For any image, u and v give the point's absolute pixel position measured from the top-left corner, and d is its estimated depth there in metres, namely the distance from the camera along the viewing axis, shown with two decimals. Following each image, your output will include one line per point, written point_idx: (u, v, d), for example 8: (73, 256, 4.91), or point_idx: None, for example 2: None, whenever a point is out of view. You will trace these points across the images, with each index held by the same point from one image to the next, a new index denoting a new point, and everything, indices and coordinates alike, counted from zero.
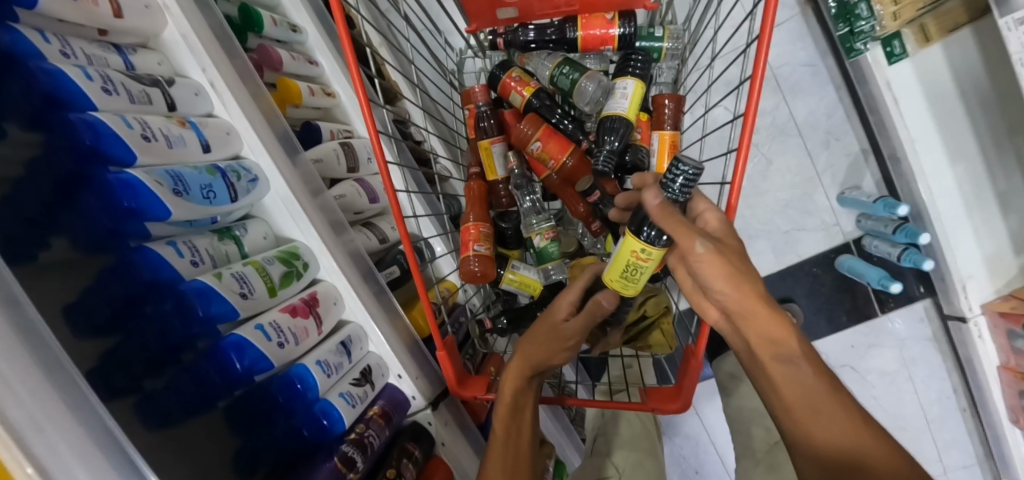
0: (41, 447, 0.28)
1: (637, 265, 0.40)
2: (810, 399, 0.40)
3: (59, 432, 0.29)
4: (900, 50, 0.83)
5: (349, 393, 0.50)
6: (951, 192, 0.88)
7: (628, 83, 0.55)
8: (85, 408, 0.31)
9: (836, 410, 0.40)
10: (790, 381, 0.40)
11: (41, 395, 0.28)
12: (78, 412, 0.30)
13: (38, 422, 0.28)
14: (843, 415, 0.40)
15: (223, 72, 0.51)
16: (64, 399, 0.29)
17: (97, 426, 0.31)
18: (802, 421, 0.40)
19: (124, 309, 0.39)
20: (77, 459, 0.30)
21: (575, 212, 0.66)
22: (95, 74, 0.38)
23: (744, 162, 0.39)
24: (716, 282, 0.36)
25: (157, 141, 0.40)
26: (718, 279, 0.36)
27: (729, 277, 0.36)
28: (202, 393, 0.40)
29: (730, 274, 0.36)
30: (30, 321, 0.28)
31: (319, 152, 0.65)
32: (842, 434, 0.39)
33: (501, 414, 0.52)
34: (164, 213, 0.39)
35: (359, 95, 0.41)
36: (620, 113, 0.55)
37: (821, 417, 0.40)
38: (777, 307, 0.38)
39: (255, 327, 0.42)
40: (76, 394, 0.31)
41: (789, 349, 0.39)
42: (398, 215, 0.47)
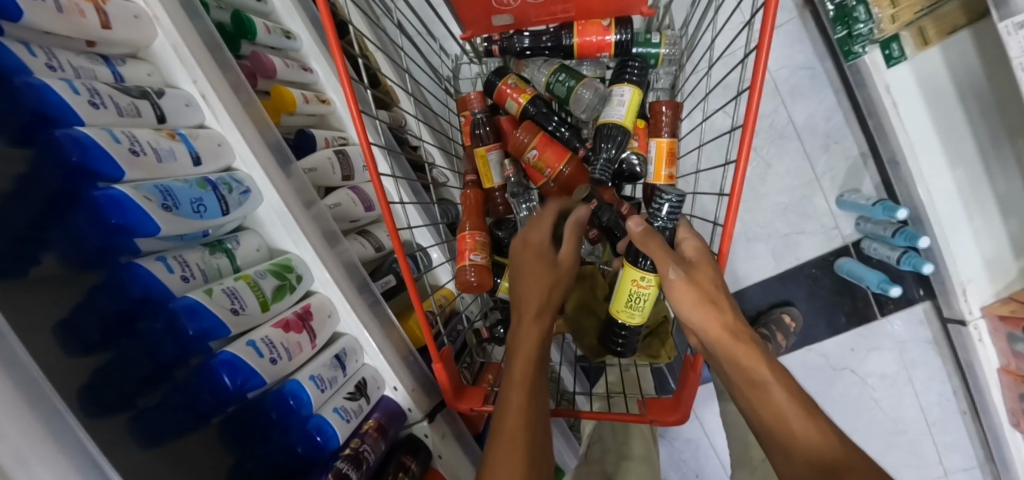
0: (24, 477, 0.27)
1: (637, 292, 0.47)
2: (774, 405, 0.39)
3: (42, 462, 0.28)
4: (899, 53, 0.82)
5: (343, 408, 0.49)
6: (950, 195, 0.87)
7: (625, 90, 0.55)
8: (68, 434, 0.30)
9: (801, 415, 0.38)
10: (753, 386, 0.40)
11: (25, 424, 0.27)
12: (61, 441, 0.30)
13: (22, 452, 0.27)
14: (807, 418, 0.38)
15: (215, 83, 0.50)
16: (48, 426, 0.29)
17: (81, 454, 0.31)
18: (771, 429, 0.39)
19: (116, 327, 0.38)
20: None
21: None
22: (82, 87, 0.37)
23: (742, 174, 0.39)
24: (686, 307, 0.40)
25: (145, 155, 0.40)
26: (691, 308, 0.40)
27: (701, 303, 0.40)
28: (192, 412, 0.40)
29: (700, 301, 0.40)
30: (12, 349, 0.28)
31: (313, 161, 0.64)
32: (810, 439, 0.36)
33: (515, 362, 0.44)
34: (154, 229, 0.38)
35: (350, 105, 0.42)
36: (617, 121, 0.55)
37: (787, 421, 0.38)
38: (750, 337, 0.40)
39: (247, 343, 0.42)
40: (61, 420, 0.30)
41: (746, 360, 0.39)
42: (392, 227, 0.46)
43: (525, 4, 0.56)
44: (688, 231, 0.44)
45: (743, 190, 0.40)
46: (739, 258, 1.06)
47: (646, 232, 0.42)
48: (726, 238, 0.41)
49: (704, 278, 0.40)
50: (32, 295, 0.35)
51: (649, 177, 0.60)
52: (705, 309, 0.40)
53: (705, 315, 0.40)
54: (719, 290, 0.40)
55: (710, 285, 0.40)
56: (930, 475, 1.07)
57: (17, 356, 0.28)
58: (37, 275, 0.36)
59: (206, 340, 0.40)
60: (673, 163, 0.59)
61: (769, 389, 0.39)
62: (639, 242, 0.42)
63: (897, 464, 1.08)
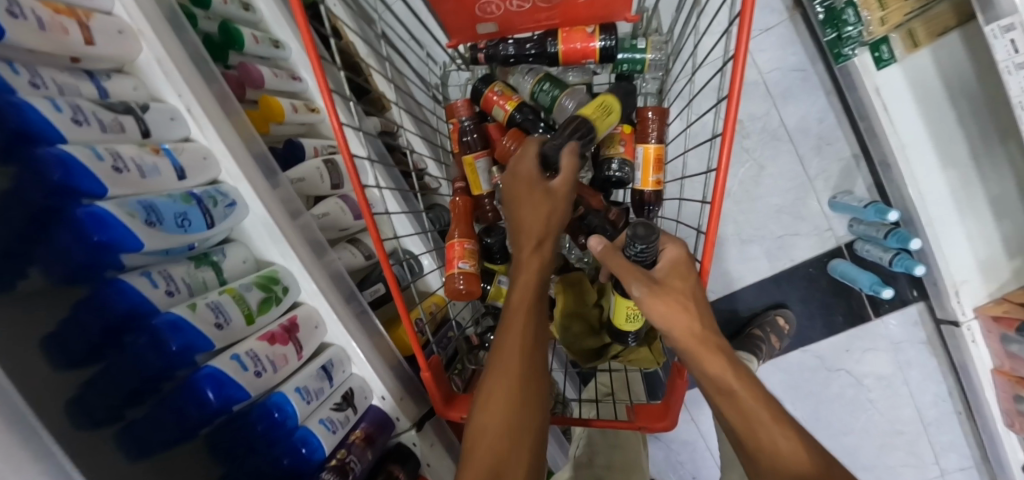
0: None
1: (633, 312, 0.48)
2: (746, 414, 0.38)
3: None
4: (888, 56, 0.82)
5: (329, 419, 0.50)
6: (942, 196, 0.87)
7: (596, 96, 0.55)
8: (46, 453, 0.31)
9: (772, 425, 0.38)
10: (727, 398, 0.39)
11: (6, 445, 0.28)
12: (40, 460, 0.30)
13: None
14: (775, 426, 0.38)
15: (200, 96, 0.51)
16: (27, 446, 0.30)
17: (59, 472, 0.32)
18: (743, 441, 0.39)
19: (103, 342, 0.39)
20: None
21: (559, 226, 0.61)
22: (65, 105, 0.38)
23: (722, 182, 0.39)
24: (658, 319, 0.39)
25: (129, 172, 0.40)
26: (663, 316, 0.38)
27: (673, 314, 0.38)
28: (179, 427, 0.40)
29: (671, 310, 0.38)
30: None
31: (301, 171, 0.64)
32: (773, 442, 0.37)
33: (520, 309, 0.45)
34: (137, 245, 0.38)
35: (331, 119, 0.43)
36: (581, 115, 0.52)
37: (757, 433, 0.38)
38: (717, 346, 0.40)
39: (232, 357, 0.42)
40: (40, 439, 0.31)
41: (710, 367, 0.39)
42: (376, 237, 0.46)
43: (508, 13, 0.55)
44: (670, 238, 0.42)
45: (723, 198, 0.39)
46: (732, 261, 1.06)
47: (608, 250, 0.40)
48: (708, 247, 0.41)
49: (674, 289, 0.39)
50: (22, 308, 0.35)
51: (637, 183, 0.60)
52: (677, 318, 0.39)
53: (678, 325, 0.39)
54: (689, 298, 0.39)
55: (680, 295, 0.39)
56: (927, 474, 1.07)
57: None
58: (26, 289, 0.36)
59: (190, 354, 0.40)
60: (660, 169, 0.59)
61: (738, 398, 0.39)
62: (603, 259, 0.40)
63: (893, 463, 1.09)
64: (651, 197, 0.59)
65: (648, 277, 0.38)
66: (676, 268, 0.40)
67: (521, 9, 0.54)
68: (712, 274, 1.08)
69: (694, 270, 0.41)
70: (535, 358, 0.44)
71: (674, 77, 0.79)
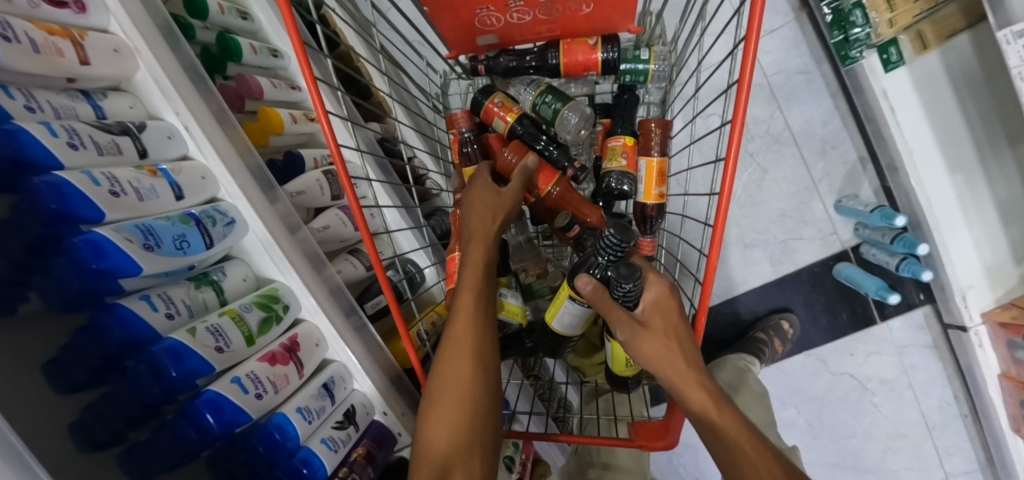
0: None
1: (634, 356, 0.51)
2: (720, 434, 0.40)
3: None
4: (897, 57, 0.81)
5: (331, 438, 0.50)
6: (949, 200, 0.86)
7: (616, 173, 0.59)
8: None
9: (746, 447, 0.39)
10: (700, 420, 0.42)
11: None
12: None
13: None
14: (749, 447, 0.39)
15: (198, 114, 0.50)
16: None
17: None
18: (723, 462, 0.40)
19: (103, 367, 0.39)
20: None
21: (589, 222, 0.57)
22: (61, 129, 0.37)
23: (725, 206, 0.38)
24: (648, 356, 0.43)
25: (126, 196, 0.40)
26: (653, 356, 0.43)
27: (654, 354, 0.43)
28: (180, 452, 0.40)
29: (660, 348, 0.43)
30: None
31: (300, 184, 0.64)
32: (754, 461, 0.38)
33: (462, 321, 0.45)
34: (135, 270, 0.38)
35: (329, 140, 0.42)
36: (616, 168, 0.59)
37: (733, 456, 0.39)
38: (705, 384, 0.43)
39: (232, 381, 0.42)
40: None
41: (693, 403, 0.42)
42: (375, 257, 0.46)
43: (508, 25, 0.54)
44: (659, 283, 0.45)
45: (726, 220, 0.38)
46: (735, 264, 1.05)
47: (597, 290, 0.42)
48: (710, 269, 0.40)
49: (657, 330, 0.44)
50: (18, 332, 0.37)
51: (639, 196, 0.58)
52: (664, 358, 0.43)
53: (664, 365, 0.43)
54: (670, 337, 0.44)
55: (663, 336, 0.44)
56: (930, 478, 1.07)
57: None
58: (25, 312, 0.38)
59: (191, 379, 0.40)
60: (663, 182, 0.57)
61: (717, 427, 0.40)
62: (591, 297, 0.43)
63: (897, 467, 1.08)
64: (654, 211, 0.57)
65: (633, 322, 0.43)
66: (658, 309, 0.44)
67: (521, 21, 0.53)
68: (716, 278, 1.07)
69: (679, 308, 0.45)
70: (482, 378, 0.43)
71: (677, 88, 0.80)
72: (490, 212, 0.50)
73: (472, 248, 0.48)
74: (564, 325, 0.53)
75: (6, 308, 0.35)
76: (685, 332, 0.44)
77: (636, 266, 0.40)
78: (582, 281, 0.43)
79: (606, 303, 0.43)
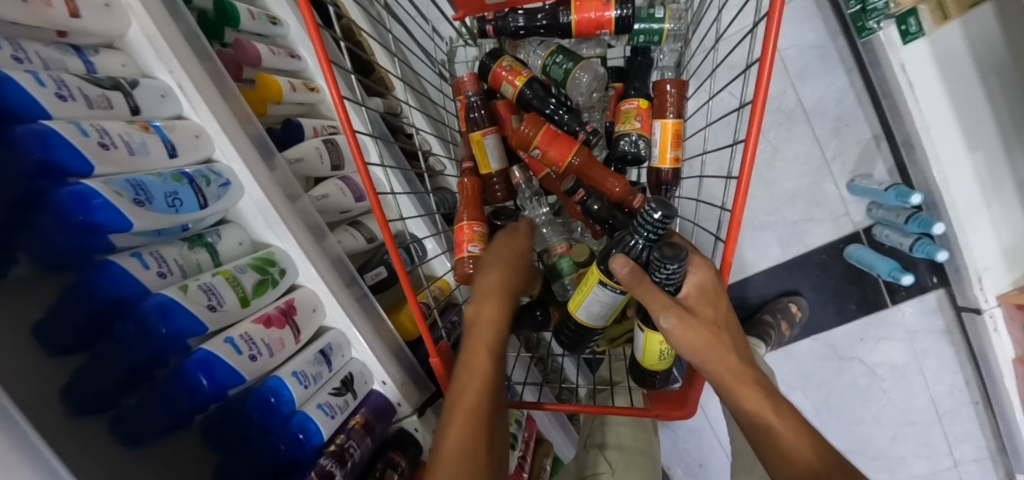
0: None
1: (666, 348, 0.48)
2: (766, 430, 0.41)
3: None
4: (916, 29, 0.77)
5: (327, 404, 0.49)
6: (967, 180, 0.83)
7: (632, 134, 0.57)
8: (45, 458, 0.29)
9: (788, 436, 0.40)
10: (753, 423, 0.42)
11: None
12: (31, 461, 0.28)
13: None
14: (793, 436, 0.40)
15: (192, 73, 0.49)
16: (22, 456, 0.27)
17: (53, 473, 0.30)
18: (777, 466, 0.40)
19: (91, 329, 0.37)
20: None
21: (611, 191, 0.58)
22: (48, 79, 0.36)
23: (752, 154, 0.35)
24: (697, 347, 0.42)
25: (116, 149, 0.38)
26: (702, 347, 0.42)
27: (702, 342, 0.42)
28: (171, 416, 0.39)
29: (707, 340, 0.42)
30: None
31: (299, 151, 0.62)
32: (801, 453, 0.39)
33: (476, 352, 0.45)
34: (125, 224, 0.37)
35: (330, 90, 0.40)
36: (636, 130, 0.57)
37: (789, 461, 0.39)
38: (753, 378, 0.43)
39: (224, 341, 0.41)
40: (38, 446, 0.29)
41: (751, 404, 0.42)
42: (381, 218, 0.45)
43: None
44: (701, 264, 0.44)
45: (752, 171, 0.36)
46: (745, 246, 1.03)
47: (634, 274, 0.40)
48: (734, 226, 0.38)
49: (706, 319, 0.42)
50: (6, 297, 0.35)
51: (654, 160, 0.56)
52: (713, 348, 0.42)
53: (712, 355, 0.42)
54: (718, 327, 0.43)
55: (712, 326, 0.42)
56: (940, 466, 1.05)
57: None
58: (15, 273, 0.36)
59: (182, 337, 0.39)
60: (678, 144, 0.56)
61: (774, 431, 0.41)
62: (627, 283, 0.41)
63: (905, 454, 1.07)
64: (670, 176, 0.55)
65: (680, 308, 0.41)
66: (705, 297, 0.43)
67: None
68: None
69: (722, 295, 0.44)
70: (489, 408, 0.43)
71: (693, 49, 0.77)
72: (506, 262, 0.50)
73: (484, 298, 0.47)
74: (589, 313, 0.50)
75: None
76: (730, 319, 0.44)
77: (680, 247, 0.39)
78: (618, 264, 0.41)
79: (645, 287, 0.40)
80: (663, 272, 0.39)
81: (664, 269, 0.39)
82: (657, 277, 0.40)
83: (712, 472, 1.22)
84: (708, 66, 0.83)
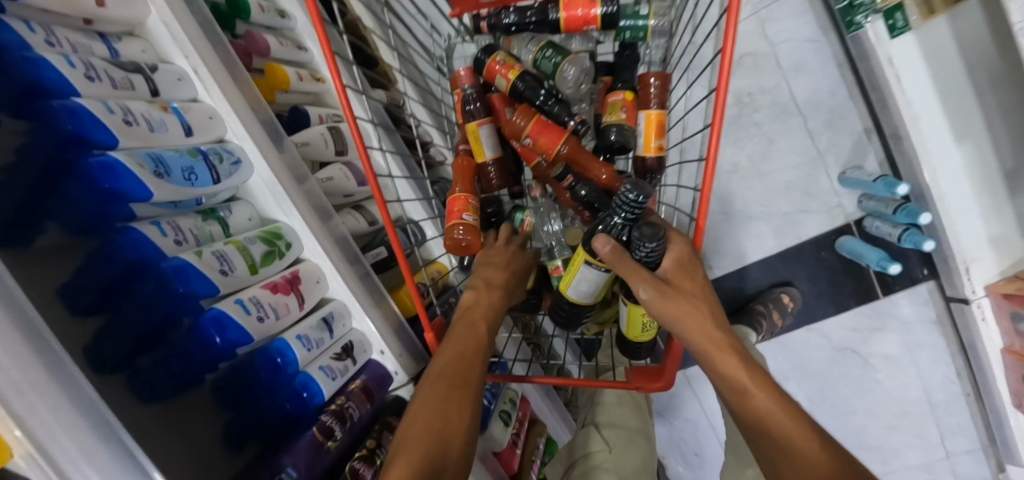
0: (35, 422, 0.30)
1: (649, 319, 0.50)
2: (743, 394, 0.43)
3: (54, 412, 0.31)
4: (903, 23, 0.79)
5: (328, 367, 0.53)
6: (955, 170, 0.85)
7: (618, 123, 0.61)
8: (77, 386, 0.33)
9: (768, 406, 0.41)
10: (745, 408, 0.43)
11: (35, 379, 0.30)
12: (71, 395, 0.32)
13: (35, 408, 0.30)
14: (775, 405, 0.42)
15: (206, 59, 0.52)
16: (57, 379, 0.31)
17: (89, 408, 0.34)
18: (753, 432, 0.42)
19: (114, 289, 0.40)
20: (68, 433, 0.32)
21: (598, 177, 0.61)
22: (78, 61, 0.39)
23: (717, 137, 0.38)
24: (678, 319, 0.44)
25: (138, 126, 0.42)
26: (683, 318, 0.44)
27: (683, 313, 0.44)
28: (188, 369, 0.43)
29: (686, 309, 0.44)
30: (26, 312, 0.30)
31: (305, 135, 0.66)
32: (780, 424, 0.40)
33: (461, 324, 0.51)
34: (146, 194, 0.40)
35: (334, 80, 0.43)
36: (621, 121, 0.61)
37: (771, 432, 0.40)
38: (732, 347, 0.45)
39: (235, 301, 0.45)
40: (71, 374, 0.33)
41: (726, 367, 0.44)
42: (380, 199, 0.49)
43: None
44: (680, 240, 0.47)
45: (718, 153, 0.39)
46: (740, 237, 1.06)
47: (615, 251, 0.43)
48: (704, 203, 0.41)
49: (683, 291, 0.45)
50: (37, 265, 0.39)
51: (639, 149, 0.59)
52: (693, 318, 0.45)
53: (694, 326, 0.45)
54: (696, 298, 0.46)
55: (690, 297, 0.45)
56: (933, 456, 1.06)
57: (26, 313, 0.30)
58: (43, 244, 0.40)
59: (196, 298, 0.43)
60: (662, 134, 0.58)
61: (753, 398, 0.42)
62: (609, 261, 0.44)
63: (899, 445, 1.08)
64: (654, 164, 0.57)
65: (658, 281, 0.44)
66: (684, 269, 0.46)
67: None
68: (722, 250, 1.07)
69: (696, 266, 0.47)
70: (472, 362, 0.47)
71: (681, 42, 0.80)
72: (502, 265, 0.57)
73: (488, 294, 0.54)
74: (578, 292, 0.52)
75: (30, 237, 0.38)
76: (709, 294, 0.47)
77: (658, 226, 0.43)
78: (600, 241, 0.43)
79: (625, 263, 0.43)
80: (642, 250, 0.43)
81: (643, 247, 0.42)
82: (637, 255, 0.44)
83: (708, 461, 1.25)
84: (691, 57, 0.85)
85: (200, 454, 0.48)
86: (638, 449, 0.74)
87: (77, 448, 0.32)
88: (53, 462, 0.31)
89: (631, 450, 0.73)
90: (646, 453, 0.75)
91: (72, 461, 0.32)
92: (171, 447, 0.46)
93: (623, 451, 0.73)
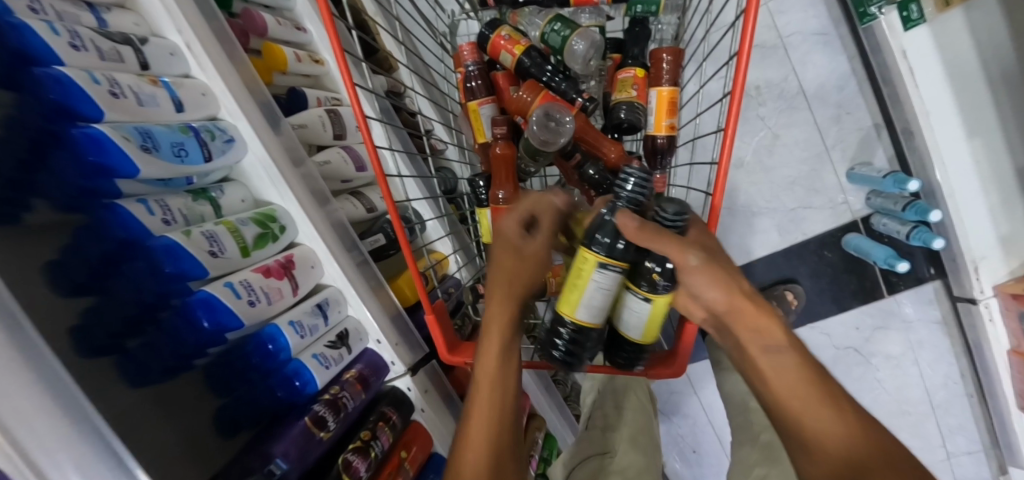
0: (3, 405, 0.28)
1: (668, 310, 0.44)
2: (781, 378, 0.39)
3: (23, 395, 0.29)
4: (917, 15, 0.78)
5: (322, 355, 0.52)
6: (966, 167, 0.84)
7: (630, 100, 0.59)
8: (49, 369, 0.31)
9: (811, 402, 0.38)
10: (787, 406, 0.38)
11: (6, 359, 0.28)
12: (42, 378, 0.30)
13: (6, 389, 0.28)
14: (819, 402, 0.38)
15: (200, 35, 0.50)
16: (27, 362, 0.29)
17: (64, 393, 0.32)
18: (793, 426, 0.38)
19: (102, 269, 0.38)
20: (38, 416, 0.30)
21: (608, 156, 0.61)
22: (62, 29, 0.37)
23: (737, 106, 0.36)
24: (715, 288, 0.39)
25: (126, 98, 0.39)
26: (716, 287, 0.39)
27: (722, 281, 0.39)
28: (175, 352, 0.41)
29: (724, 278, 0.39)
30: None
31: (302, 118, 0.64)
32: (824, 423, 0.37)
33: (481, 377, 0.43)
34: (134, 171, 0.38)
35: (331, 40, 0.40)
36: (632, 99, 0.59)
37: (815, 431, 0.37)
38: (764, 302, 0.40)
39: (225, 285, 0.43)
40: (43, 356, 0.31)
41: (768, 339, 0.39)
42: (380, 173, 0.46)
43: None
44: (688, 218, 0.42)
45: (737, 123, 0.37)
46: (744, 233, 1.04)
47: (644, 223, 0.36)
48: (720, 180, 0.40)
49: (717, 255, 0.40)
50: (19, 239, 0.37)
51: (649, 128, 0.57)
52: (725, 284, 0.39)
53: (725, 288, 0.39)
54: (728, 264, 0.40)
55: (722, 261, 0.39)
56: (931, 457, 1.05)
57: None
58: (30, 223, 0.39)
59: (184, 280, 0.41)
60: (674, 112, 0.56)
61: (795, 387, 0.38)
62: (639, 238, 0.36)
63: None
64: (664, 144, 0.56)
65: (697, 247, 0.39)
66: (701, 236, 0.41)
67: None
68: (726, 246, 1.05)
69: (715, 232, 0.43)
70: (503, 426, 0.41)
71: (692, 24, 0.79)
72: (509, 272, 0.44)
73: (485, 341, 0.44)
74: (589, 310, 0.42)
75: (11, 215, 0.36)
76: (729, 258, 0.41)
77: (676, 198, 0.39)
78: (626, 216, 0.36)
79: (657, 235, 0.36)
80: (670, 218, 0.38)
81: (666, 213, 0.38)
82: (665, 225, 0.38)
83: (705, 459, 1.24)
84: (701, 31, 0.84)
85: (189, 440, 0.47)
86: (644, 449, 0.71)
87: (48, 433, 0.30)
88: (22, 450, 0.29)
89: (637, 449, 0.70)
90: (653, 453, 0.72)
91: (41, 447, 0.30)
92: (157, 431, 0.44)
93: (628, 449, 0.70)
